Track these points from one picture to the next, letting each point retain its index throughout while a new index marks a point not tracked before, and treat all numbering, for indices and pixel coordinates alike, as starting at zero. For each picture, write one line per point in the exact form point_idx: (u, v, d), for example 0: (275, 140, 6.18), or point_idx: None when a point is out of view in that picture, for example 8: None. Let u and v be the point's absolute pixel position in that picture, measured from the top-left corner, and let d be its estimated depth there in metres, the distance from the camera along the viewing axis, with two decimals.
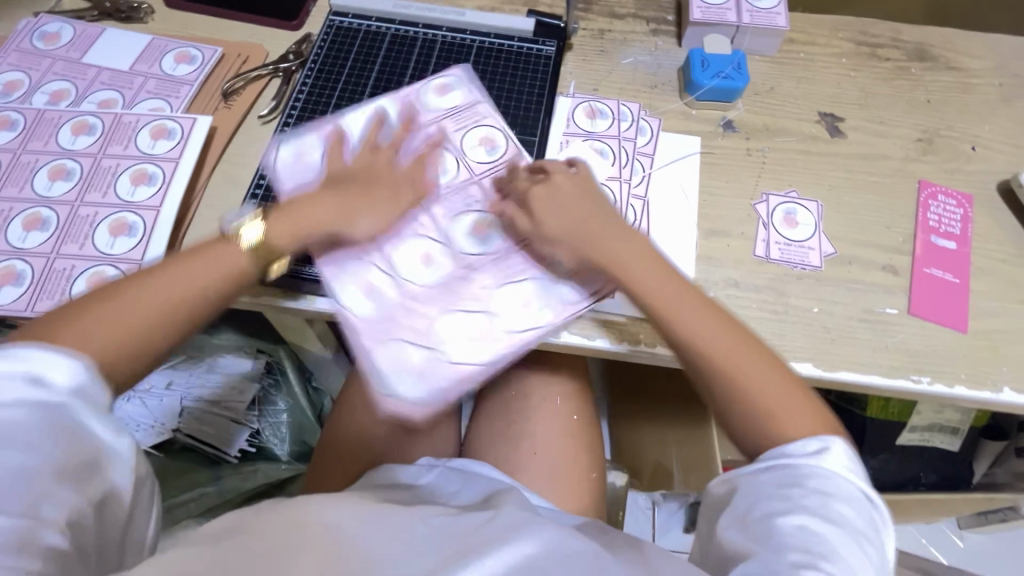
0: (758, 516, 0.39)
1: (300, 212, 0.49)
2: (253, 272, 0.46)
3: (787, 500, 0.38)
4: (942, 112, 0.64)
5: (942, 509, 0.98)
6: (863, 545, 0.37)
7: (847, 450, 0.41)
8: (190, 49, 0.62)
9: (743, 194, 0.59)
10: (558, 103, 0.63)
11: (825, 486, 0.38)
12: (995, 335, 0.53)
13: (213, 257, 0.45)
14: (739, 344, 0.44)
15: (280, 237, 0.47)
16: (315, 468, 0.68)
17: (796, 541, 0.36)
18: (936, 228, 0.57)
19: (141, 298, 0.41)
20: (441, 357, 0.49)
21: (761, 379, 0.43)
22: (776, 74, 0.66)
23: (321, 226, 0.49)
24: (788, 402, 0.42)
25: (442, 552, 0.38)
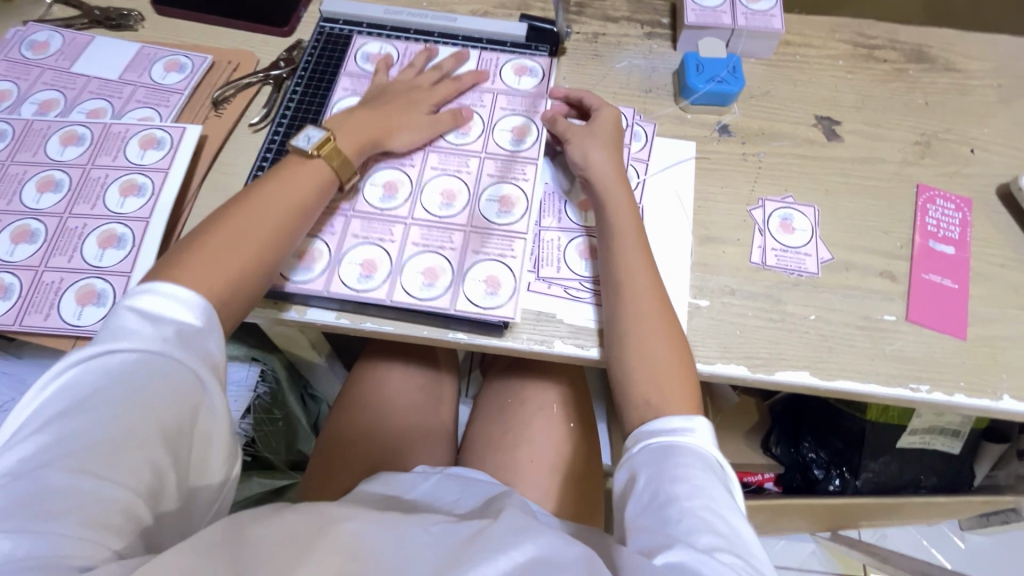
0: (661, 503, 0.42)
1: (357, 127, 0.54)
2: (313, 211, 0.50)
3: (681, 483, 0.42)
4: (940, 114, 0.63)
5: (943, 511, 0.97)
6: (736, 510, 0.42)
7: (707, 425, 0.46)
8: (180, 56, 0.62)
9: (738, 199, 0.58)
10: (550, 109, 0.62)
11: (706, 463, 0.43)
12: (995, 342, 0.52)
13: (279, 198, 0.49)
14: (647, 333, 0.48)
15: (346, 143, 0.53)
16: (309, 476, 0.67)
17: (688, 518, 0.40)
18: (935, 233, 0.57)
19: (225, 243, 0.46)
20: (475, 307, 0.50)
21: (655, 360, 0.48)
22: (771, 77, 0.65)
23: (372, 140, 0.54)
24: (668, 384, 0.47)
25: (446, 559, 0.37)
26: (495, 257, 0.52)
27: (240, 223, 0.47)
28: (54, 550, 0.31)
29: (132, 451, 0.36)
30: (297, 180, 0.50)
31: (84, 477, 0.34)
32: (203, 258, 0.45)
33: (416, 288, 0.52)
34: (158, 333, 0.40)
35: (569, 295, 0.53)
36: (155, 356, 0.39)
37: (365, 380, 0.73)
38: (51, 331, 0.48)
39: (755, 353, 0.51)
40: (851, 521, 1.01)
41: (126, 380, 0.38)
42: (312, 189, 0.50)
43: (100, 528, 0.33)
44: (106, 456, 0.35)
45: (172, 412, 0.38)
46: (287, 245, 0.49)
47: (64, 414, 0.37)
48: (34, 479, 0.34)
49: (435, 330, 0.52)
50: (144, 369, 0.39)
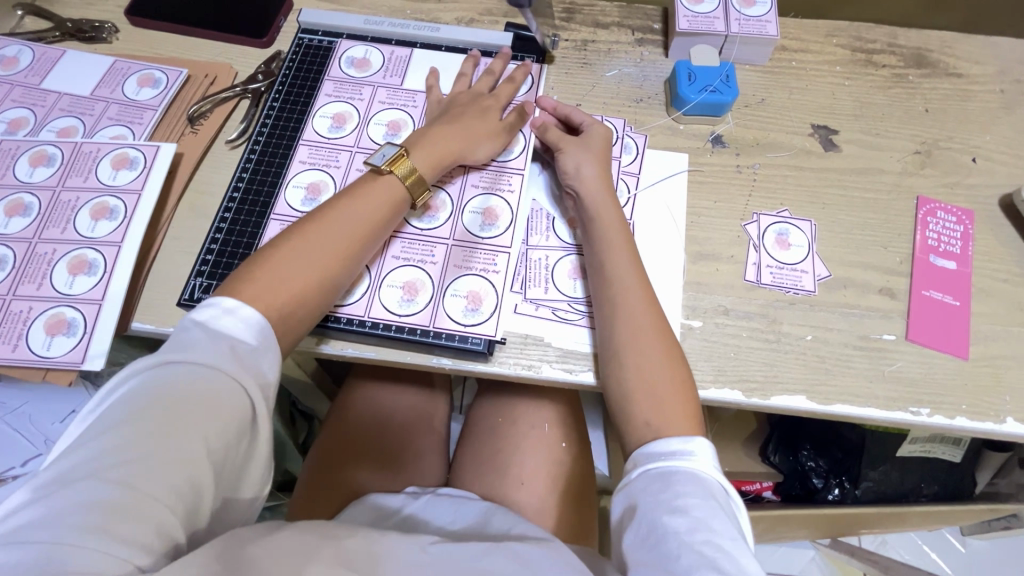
0: (660, 537, 0.39)
1: (434, 142, 0.52)
2: (382, 228, 0.49)
3: (679, 516, 0.39)
4: (941, 122, 0.61)
5: (945, 520, 0.96)
6: (741, 540, 0.38)
7: (709, 447, 0.43)
8: (154, 71, 0.60)
9: (732, 214, 0.56)
10: None
11: (708, 490, 0.40)
12: (998, 362, 0.51)
13: (344, 215, 0.47)
14: (644, 351, 0.46)
15: (423, 161, 0.51)
16: (295, 499, 0.65)
17: (687, 554, 0.37)
18: (936, 247, 0.55)
19: (286, 261, 0.44)
20: (450, 324, 0.49)
21: (654, 380, 0.45)
22: (767, 84, 0.63)
23: (448, 156, 0.53)
24: (669, 405, 0.45)
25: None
26: (479, 276, 0.51)
27: (310, 239, 0.46)
28: (82, 566, 0.29)
29: (171, 467, 0.34)
30: (371, 198, 0.49)
31: (124, 490, 0.32)
32: (266, 272, 0.44)
33: (397, 312, 0.50)
34: (217, 347, 0.39)
35: (557, 318, 0.51)
36: (208, 370, 0.38)
37: (353, 399, 0.71)
38: (20, 363, 0.47)
39: (751, 377, 0.50)
40: (851, 530, 1.00)
41: (175, 393, 0.37)
42: (384, 207, 0.49)
43: (132, 544, 0.31)
44: (148, 470, 0.34)
45: (219, 430, 0.36)
46: (353, 265, 0.47)
47: (112, 425, 0.35)
48: (73, 490, 0.32)
49: (418, 356, 0.50)
50: (194, 382, 0.37)
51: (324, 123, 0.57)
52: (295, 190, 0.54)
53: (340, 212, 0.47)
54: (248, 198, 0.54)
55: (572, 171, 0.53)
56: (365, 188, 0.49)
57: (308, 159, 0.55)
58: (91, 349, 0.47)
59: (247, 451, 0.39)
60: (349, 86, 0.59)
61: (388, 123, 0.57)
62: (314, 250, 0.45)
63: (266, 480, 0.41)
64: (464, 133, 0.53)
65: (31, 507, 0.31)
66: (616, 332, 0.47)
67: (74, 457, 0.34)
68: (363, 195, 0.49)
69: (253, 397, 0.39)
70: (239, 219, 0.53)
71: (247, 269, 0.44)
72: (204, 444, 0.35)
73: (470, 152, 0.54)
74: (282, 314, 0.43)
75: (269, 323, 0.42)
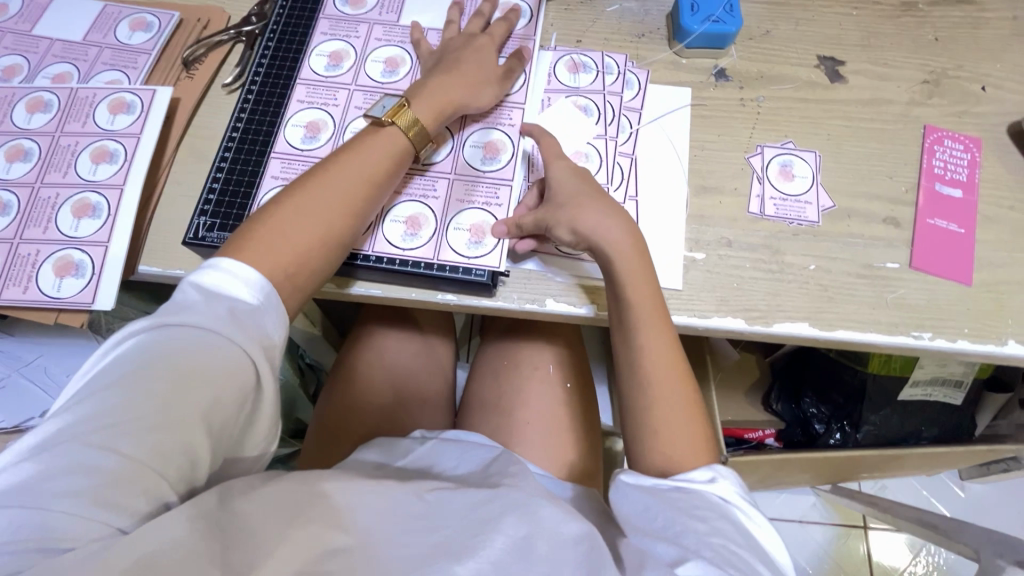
0: (676, 533, 0.40)
1: (433, 91, 0.51)
2: (379, 183, 0.48)
3: (699, 522, 0.40)
4: (950, 50, 0.60)
5: (944, 462, 0.97)
6: (758, 556, 0.39)
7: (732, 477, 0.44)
8: (146, 15, 0.59)
9: (736, 147, 0.56)
10: (539, 57, 0.58)
11: (729, 509, 0.41)
12: (1001, 287, 0.51)
13: (339, 174, 0.47)
14: (647, 339, 0.47)
15: (425, 114, 0.50)
16: (309, 444, 0.67)
17: (703, 550, 0.38)
18: (941, 175, 0.54)
19: (286, 226, 0.44)
20: (453, 258, 0.49)
21: (667, 410, 0.46)
22: (772, 16, 0.61)
23: (452, 104, 0.51)
24: (680, 435, 0.45)
25: (446, 539, 0.37)
26: (483, 211, 0.51)
27: (313, 207, 0.45)
28: (65, 531, 0.30)
29: (165, 433, 0.34)
30: (373, 159, 0.48)
31: (113, 456, 0.32)
32: (268, 233, 0.43)
33: (401, 247, 0.50)
34: (215, 310, 0.38)
35: (561, 252, 0.51)
36: (205, 333, 0.37)
37: (359, 348, 0.72)
38: (31, 304, 0.47)
39: (754, 306, 0.50)
40: (851, 473, 1.02)
41: (169, 356, 0.36)
42: (385, 166, 0.48)
43: (117, 508, 0.31)
44: (140, 435, 0.33)
45: (217, 396, 0.36)
46: (355, 229, 0.47)
47: (102, 387, 0.35)
48: (62, 453, 0.32)
49: (424, 293, 0.50)
50: (191, 346, 0.36)
51: (320, 62, 0.56)
52: (294, 129, 0.53)
53: (336, 172, 0.47)
54: (247, 139, 0.53)
55: (593, 230, 0.47)
56: (363, 147, 0.48)
57: (307, 98, 0.55)
58: (101, 290, 0.48)
59: (249, 413, 0.38)
60: (344, 25, 0.58)
61: (386, 61, 0.56)
62: (316, 218, 0.45)
63: (271, 437, 0.41)
64: (468, 76, 0.52)
65: (18, 468, 0.32)
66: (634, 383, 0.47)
67: (64, 418, 0.34)
68: (362, 157, 0.48)
69: (253, 360, 0.38)
70: (240, 160, 0.52)
71: (251, 227, 0.44)
72: (199, 410, 0.35)
73: (475, 97, 0.52)
74: (288, 274, 0.43)
75: (272, 287, 0.42)
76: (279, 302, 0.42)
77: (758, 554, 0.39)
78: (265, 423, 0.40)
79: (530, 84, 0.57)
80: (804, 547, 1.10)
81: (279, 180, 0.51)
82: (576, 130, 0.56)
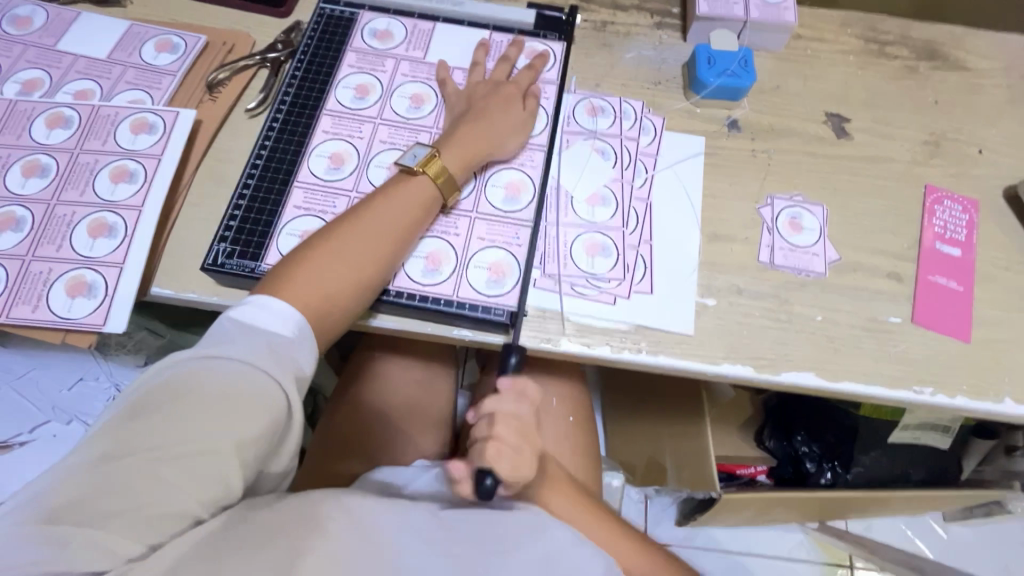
0: None
1: (460, 138, 0.52)
2: (411, 226, 0.49)
3: None
4: (949, 113, 0.63)
5: (931, 505, 0.99)
6: None
7: None
8: (172, 36, 0.59)
9: (747, 196, 0.57)
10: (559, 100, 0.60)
11: None
12: (998, 345, 0.53)
13: (372, 216, 0.47)
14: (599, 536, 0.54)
15: (454, 161, 0.51)
16: (306, 470, 0.66)
17: None
18: (941, 234, 0.57)
19: (318, 266, 0.44)
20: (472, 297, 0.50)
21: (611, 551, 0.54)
22: (782, 71, 0.64)
23: (480, 153, 0.53)
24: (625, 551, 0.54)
25: (458, 549, 0.39)
26: (502, 252, 0.52)
27: (344, 249, 0.45)
28: (104, 548, 0.32)
29: (196, 461, 0.34)
30: (403, 204, 0.49)
31: (148, 479, 0.34)
32: (300, 274, 0.44)
33: (422, 282, 0.50)
34: (255, 342, 0.39)
35: (575, 293, 0.52)
36: (242, 366, 0.37)
37: (363, 374, 0.71)
38: (40, 323, 0.47)
39: (762, 354, 0.51)
40: (839, 513, 1.03)
41: (205, 385, 0.36)
42: (415, 211, 0.49)
43: (148, 530, 0.33)
44: (177, 461, 0.34)
45: (250, 428, 0.36)
46: (385, 271, 0.47)
47: (139, 409, 0.35)
48: (100, 472, 0.33)
49: (439, 327, 0.51)
50: (228, 374, 0.37)
51: (346, 94, 0.57)
52: (318, 159, 0.54)
53: (367, 216, 0.47)
54: (271, 166, 0.53)
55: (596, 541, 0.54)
56: (394, 192, 0.49)
57: (332, 129, 0.55)
58: (112, 312, 0.47)
59: (279, 442, 0.39)
60: (371, 58, 0.59)
61: (412, 97, 0.57)
62: (347, 260, 0.45)
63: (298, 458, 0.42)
64: (495, 123, 0.54)
65: (57, 483, 0.33)
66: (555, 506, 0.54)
67: (102, 437, 0.34)
68: (394, 201, 0.49)
69: (288, 393, 0.38)
70: (263, 187, 0.52)
71: (284, 270, 0.44)
72: (231, 440, 0.35)
73: (501, 146, 0.54)
74: (318, 313, 0.43)
75: (306, 321, 0.42)
76: (312, 334, 0.42)
77: None
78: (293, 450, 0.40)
79: (550, 129, 0.58)
80: None
81: (301, 208, 0.52)
82: (594, 174, 0.57)
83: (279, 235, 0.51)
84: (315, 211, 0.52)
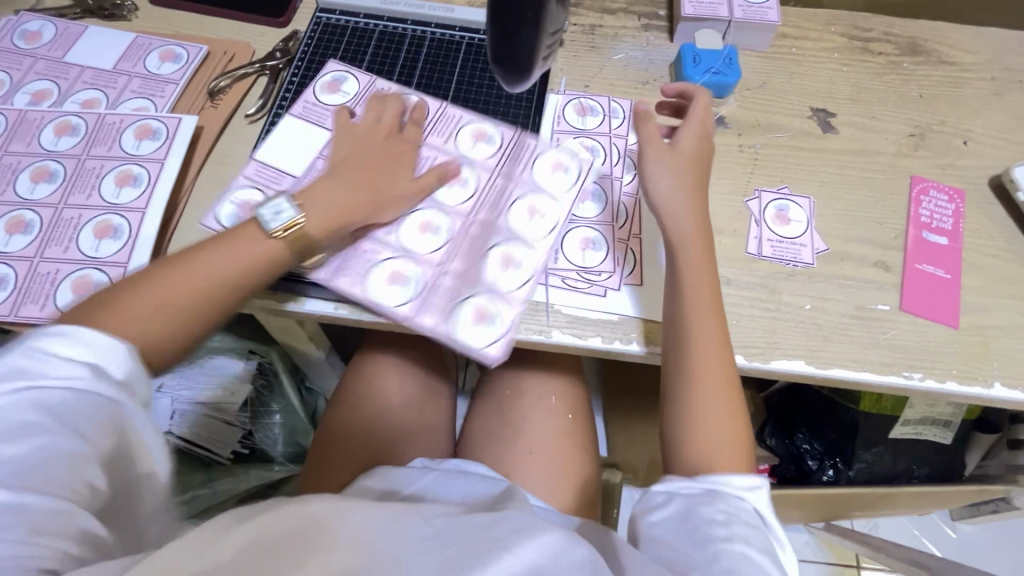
0: (696, 536, 0.41)
1: (323, 199, 0.49)
2: (270, 255, 0.47)
3: (720, 525, 0.41)
4: (934, 106, 0.64)
5: (936, 501, 0.98)
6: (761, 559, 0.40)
7: (766, 493, 0.44)
8: (175, 47, 0.61)
9: (735, 190, 0.59)
10: (547, 100, 0.62)
11: (752, 522, 0.42)
12: (987, 331, 0.53)
13: (221, 255, 0.46)
14: (709, 397, 0.46)
15: (322, 222, 0.49)
16: (309, 469, 0.67)
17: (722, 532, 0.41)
18: (928, 223, 0.57)
19: (157, 318, 0.42)
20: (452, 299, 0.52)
21: (710, 433, 0.46)
22: (767, 69, 0.65)
23: (357, 213, 0.50)
24: (723, 455, 0.45)
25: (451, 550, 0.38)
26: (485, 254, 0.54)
27: (185, 281, 0.44)
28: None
29: (68, 478, 0.35)
30: (257, 250, 0.47)
31: (24, 499, 0.33)
32: (127, 299, 0.42)
33: (416, 277, 0.52)
34: (93, 352, 0.38)
35: (567, 286, 0.53)
36: (89, 391, 0.37)
37: (362, 374, 0.73)
38: (47, 321, 0.48)
39: (752, 343, 0.52)
40: (843, 511, 1.02)
41: (75, 410, 0.36)
42: (266, 241, 0.47)
43: (51, 542, 0.33)
44: (44, 475, 0.34)
45: (112, 441, 0.38)
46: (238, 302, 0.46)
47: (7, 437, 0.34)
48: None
49: (436, 320, 0.52)
50: (96, 398, 0.37)
51: (337, 96, 0.60)
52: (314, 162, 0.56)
53: (209, 259, 0.45)
54: (269, 169, 0.56)
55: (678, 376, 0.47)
56: (250, 236, 0.47)
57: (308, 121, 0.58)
58: None
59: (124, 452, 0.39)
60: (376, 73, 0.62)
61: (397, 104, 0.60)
62: (184, 292, 0.44)
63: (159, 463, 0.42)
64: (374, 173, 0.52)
65: None
66: (683, 332, 0.47)
67: None
68: (248, 245, 0.47)
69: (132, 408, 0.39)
70: (261, 188, 0.55)
71: (108, 296, 0.42)
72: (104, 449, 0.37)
73: (389, 199, 0.53)
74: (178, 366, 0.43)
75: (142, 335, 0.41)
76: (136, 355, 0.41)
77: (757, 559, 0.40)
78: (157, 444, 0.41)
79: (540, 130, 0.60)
80: None
81: None
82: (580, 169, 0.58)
83: None
84: None
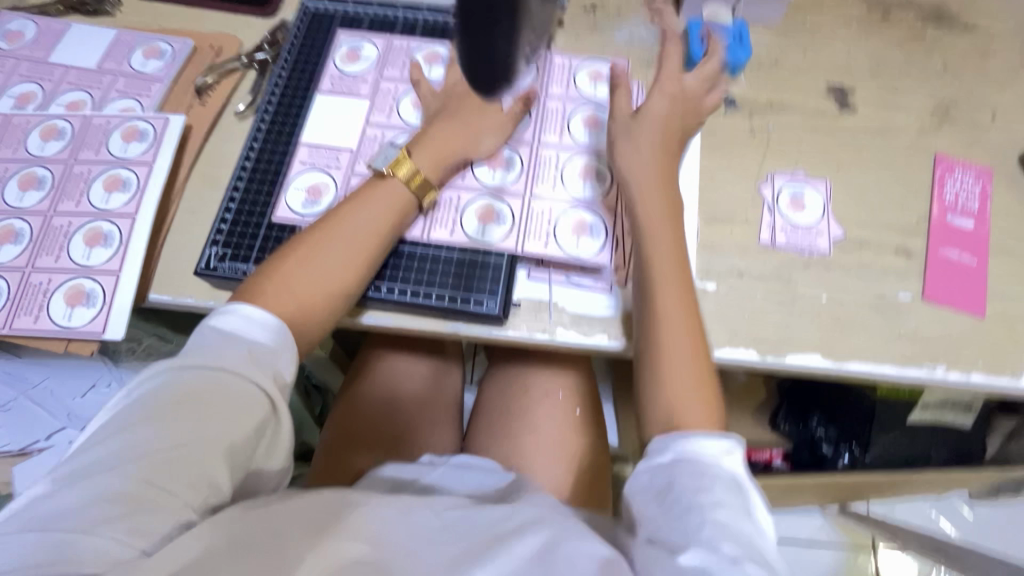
0: (684, 512, 0.39)
1: (432, 141, 0.51)
2: (385, 215, 0.48)
3: (706, 493, 0.39)
4: (959, 79, 0.60)
5: (957, 484, 0.96)
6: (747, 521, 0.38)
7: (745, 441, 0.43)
8: (160, 42, 0.59)
9: (747, 175, 0.56)
10: (552, 63, 0.59)
11: (737, 479, 0.40)
12: (1014, 319, 0.51)
13: (340, 214, 0.47)
14: (678, 352, 0.45)
15: (425, 165, 0.51)
16: (314, 470, 0.65)
17: (710, 499, 0.39)
18: (952, 206, 0.54)
19: (285, 272, 0.44)
20: (456, 271, 0.51)
21: (680, 372, 0.45)
22: (781, 45, 0.62)
23: (452, 152, 0.52)
24: (702, 394, 0.44)
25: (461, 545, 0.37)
26: (493, 216, 0.52)
27: (318, 256, 0.45)
28: (90, 553, 0.30)
29: (192, 463, 0.34)
30: (376, 211, 0.48)
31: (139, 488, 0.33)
32: (277, 283, 0.44)
33: (413, 279, 0.50)
34: (233, 351, 0.39)
35: (571, 283, 0.51)
36: (225, 374, 0.38)
37: (366, 371, 0.72)
38: (42, 334, 0.47)
39: (765, 337, 0.50)
40: (860, 496, 1.01)
41: (206, 394, 0.37)
42: (386, 211, 0.48)
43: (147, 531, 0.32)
44: (162, 466, 0.34)
45: (240, 431, 0.36)
46: (356, 274, 0.46)
47: (150, 414, 0.36)
48: (90, 484, 0.33)
49: (435, 322, 0.51)
50: (226, 383, 0.37)
51: (360, 66, 0.58)
52: (306, 156, 0.54)
53: (340, 218, 0.47)
54: (259, 169, 0.54)
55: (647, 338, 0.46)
56: (365, 198, 0.48)
57: (336, 105, 0.56)
58: (111, 318, 0.48)
59: (257, 445, 0.38)
60: (381, 33, 0.60)
61: (413, 99, 0.56)
62: (324, 268, 0.45)
63: (289, 458, 0.41)
64: (463, 121, 0.53)
65: (55, 492, 0.33)
66: (650, 279, 0.47)
67: (97, 450, 0.34)
68: (370, 210, 0.48)
69: (266, 393, 0.38)
70: (252, 190, 0.53)
71: (256, 281, 0.44)
72: (227, 441, 0.36)
73: (475, 143, 0.53)
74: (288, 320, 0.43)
75: (285, 326, 0.42)
76: (292, 343, 0.42)
77: (745, 524, 0.38)
78: (285, 449, 0.40)
79: (548, 96, 0.57)
80: (812, 569, 1.09)
81: (290, 206, 0.52)
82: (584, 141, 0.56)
83: (270, 236, 0.51)
84: (320, 166, 0.54)
